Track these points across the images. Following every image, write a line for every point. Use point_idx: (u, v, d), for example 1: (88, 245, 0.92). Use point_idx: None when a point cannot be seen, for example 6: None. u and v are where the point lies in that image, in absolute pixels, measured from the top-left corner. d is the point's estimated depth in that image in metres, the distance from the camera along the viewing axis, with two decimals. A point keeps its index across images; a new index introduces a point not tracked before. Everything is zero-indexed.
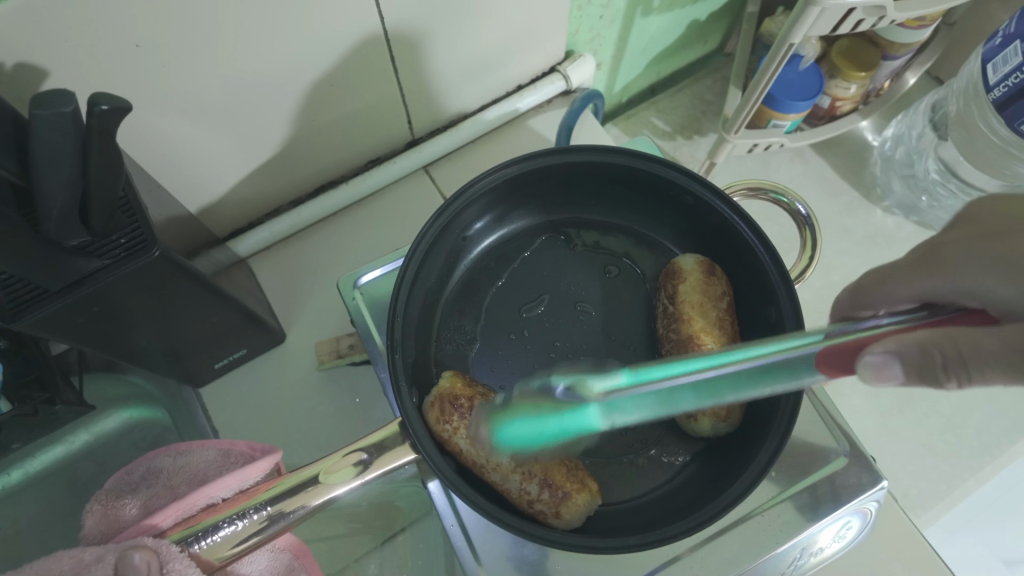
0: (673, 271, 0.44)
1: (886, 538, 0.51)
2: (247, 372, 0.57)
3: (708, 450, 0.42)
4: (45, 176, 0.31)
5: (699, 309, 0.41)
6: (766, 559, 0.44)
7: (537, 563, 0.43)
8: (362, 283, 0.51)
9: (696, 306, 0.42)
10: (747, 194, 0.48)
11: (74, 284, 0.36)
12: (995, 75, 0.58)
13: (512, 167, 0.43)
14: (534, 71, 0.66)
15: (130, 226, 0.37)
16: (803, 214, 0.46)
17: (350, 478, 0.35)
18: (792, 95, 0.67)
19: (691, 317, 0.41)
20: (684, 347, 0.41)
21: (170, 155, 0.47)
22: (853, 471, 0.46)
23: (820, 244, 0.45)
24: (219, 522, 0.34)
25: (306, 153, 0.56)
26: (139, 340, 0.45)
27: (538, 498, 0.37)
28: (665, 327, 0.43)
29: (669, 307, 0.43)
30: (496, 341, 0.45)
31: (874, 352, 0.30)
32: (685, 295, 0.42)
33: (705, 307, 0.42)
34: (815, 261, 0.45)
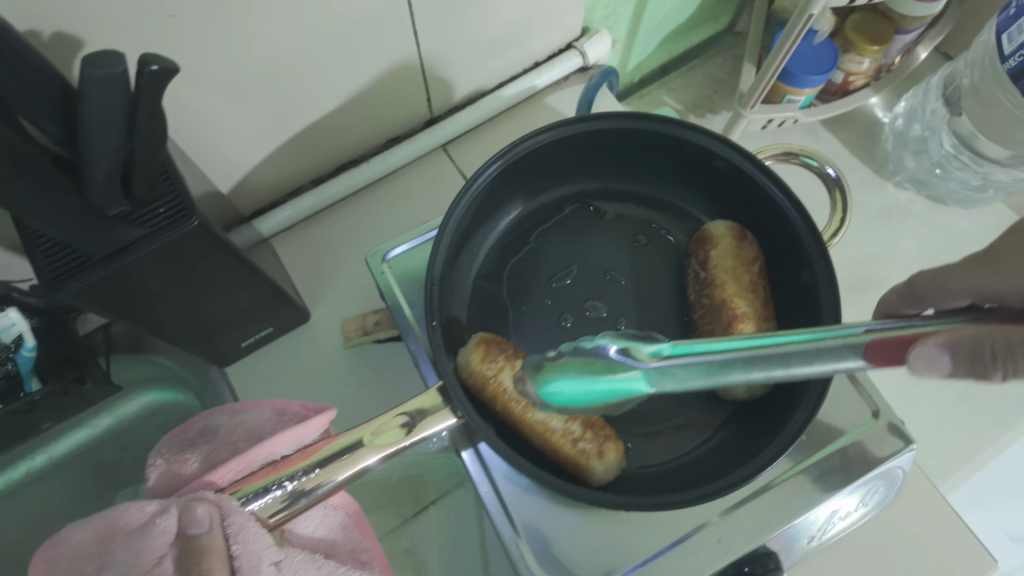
0: (704, 237, 0.45)
1: (913, 502, 0.52)
2: (273, 351, 0.57)
3: (739, 412, 0.42)
4: (93, 140, 0.31)
5: (732, 265, 0.42)
6: (796, 523, 0.44)
7: (575, 529, 0.44)
8: (390, 257, 0.51)
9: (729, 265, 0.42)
10: (778, 158, 0.49)
11: (115, 253, 0.36)
12: (1010, 45, 0.59)
13: (543, 135, 0.43)
14: (550, 48, 0.66)
15: (168, 195, 0.37)
16: (833, 177, 0.47)
17: (399, 440, 0.36)
18: (808, 70, 0.67)
19: (724, 281, 0.42)
20: (716, 310, 0.41)
21: (199, 131, 0.47)
22: (882, 433, 0.46)
23: (849, 205, 0.47)
24: (268, 486, 0.34)
25: (327, 131, 0.56)
26: (172, 313, 0.44)
27: (582, 436, 0.37)
28: (697, 293, 0.44)
29: (700, 273, 0.44)
30: (529, 309, 0.46)
31: (927, 345, 0.29)
32: (718, 259, 0.43)
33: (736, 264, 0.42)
34: (847, 222, 0.46)
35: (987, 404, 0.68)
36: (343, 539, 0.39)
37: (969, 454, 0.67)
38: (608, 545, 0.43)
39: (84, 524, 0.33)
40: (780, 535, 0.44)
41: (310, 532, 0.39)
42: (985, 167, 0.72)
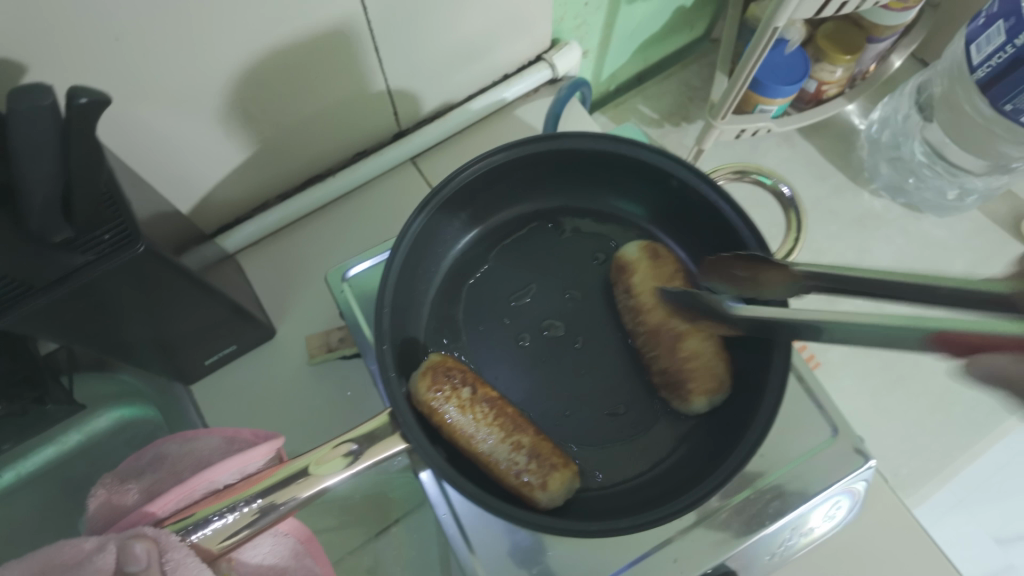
0: (621, 265, 0.45)
1: (879, 517, 0.52)
2: (239, 367, 0.57)
3: (695, 435, 0.42)
4: (26, 168, 0.30)
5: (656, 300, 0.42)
6: (754, 542, 0.44)
7: (530, 550, 0.44)
8: (350, 275, 0.50)
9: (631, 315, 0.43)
10: (730, 179, 0.49)
11: (59, 280, 0.36)
12: (979, 55, 0.59)
13: (497, 155, 0.43)
14: (519, 60, 0.65)
15: (114, 221, 0.37)
16: (788, 197, 0.46)
17: (339, 469, 0.36)
18: (779, 80, 0.67)
19: (654, 305, 0.42)
20: (652, 338, 0.41)
21: (155, 151, 0.47)
22: (842, 450, 0.46)
23: (805, 226, 0.46)
24: (210, 515, 0.34)
25: (288, 148, 0.56)
26: (126, 336, 0.44)
27: (527, 468, 0.37)
28: (631, 321, 0.43)
29: (629, 302, 0.43)
30: (487, 329, 0.45)
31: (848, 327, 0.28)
32: (640, 285, 0.43)
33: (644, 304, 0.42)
34: (800, 242, 0.45)
35: (960, 413, 0.69)
36: (295, 566, 0.39)
37: (942, 464, 0.67)
38: (564, 565, 0.43)
39: (18, 565, 0.33)
40: (740, 553, 0.44)
41: (258, 561, 0.39)
42: (959, 176, 0.72)
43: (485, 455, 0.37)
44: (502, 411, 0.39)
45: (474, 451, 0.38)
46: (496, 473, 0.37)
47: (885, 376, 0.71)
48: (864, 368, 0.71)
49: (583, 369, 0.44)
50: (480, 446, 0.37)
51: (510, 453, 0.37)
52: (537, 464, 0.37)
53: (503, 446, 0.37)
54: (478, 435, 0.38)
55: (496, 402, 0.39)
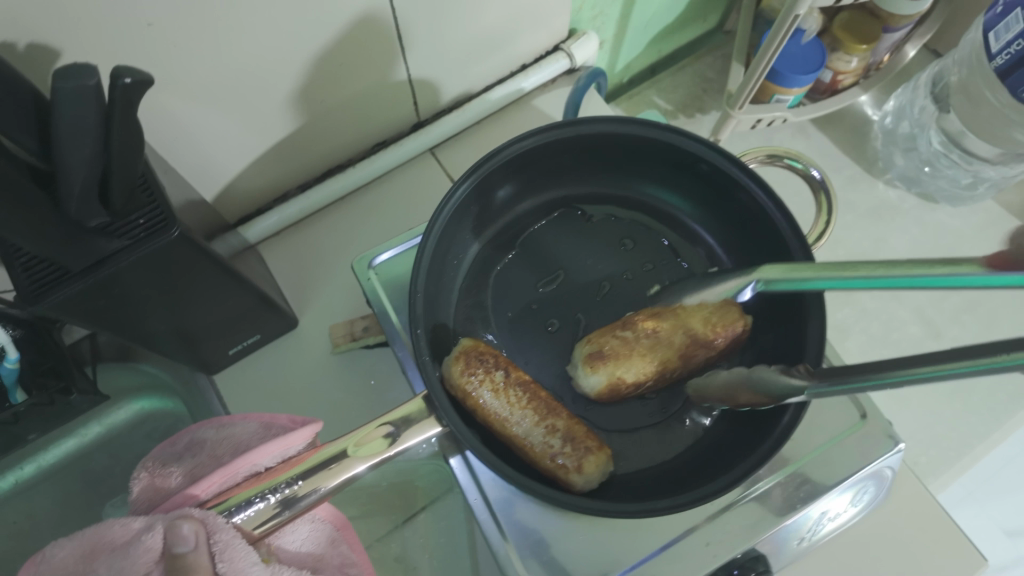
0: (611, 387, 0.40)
1: (904, 503, 0.52)
2: (261, 358, 0.57)
3: (726, 419, 0.42)
4: (68, 150, 0.30)
5: (638, 357, 0.41)
6: (785, 525, 0.44)
7: (560, 535, 0.43)
8: (376, 263, 0.51)
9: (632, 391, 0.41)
10: (763, 161, 0.49)
11: (94, 265, 0.36)
12: (997, 43, 0.59)
13: (527, 140, 0.43)
14: (537, 50, 0.65)
15: (148, 207, 0.37)
16: (818, 179, 0.46)
17: (382, 450, 0.36)
18: (796, 69, 0.67)
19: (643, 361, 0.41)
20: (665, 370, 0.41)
21: (181, 140, 0.47)
22: (870, 435, 0.46)
23: (835, 208, 0.46)
24: (251, 498, 0.34)
25: (310, 137, 0.56)
26: (157, 322, 0.44)
27: (562, 451, 0.37)
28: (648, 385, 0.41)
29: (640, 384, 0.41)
30: (516, 315, 0.45)
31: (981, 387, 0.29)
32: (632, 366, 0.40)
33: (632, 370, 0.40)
34: (831, 225, 0.45)
35: (978, 402, 0.69)
36: (331, 553, 0.39)
37: (961, 452, 0.67)
38: (596, 550, 0.43)
39: (68, 543, 0.33)
40: (771, 537, 0.44)
41: (296, 547, 0.39)
42: (975, 164, 0.72)
43: (519, 437, 0.38)
44: (536, 395, 0.39)
45: (509, 434, 0.38)
46: (531, 457, 0.37)
47: (902, 365, 0.71)
48: (881, 357, 0.71)
49: None
50: (515, 431, 0.38)
51: (546, 438, 0.37)
52: (574, 446, 0.37)
53: (539, 429, 0.38)
54: (512, 417, 0.38)
55: (529, 386, 0.39)
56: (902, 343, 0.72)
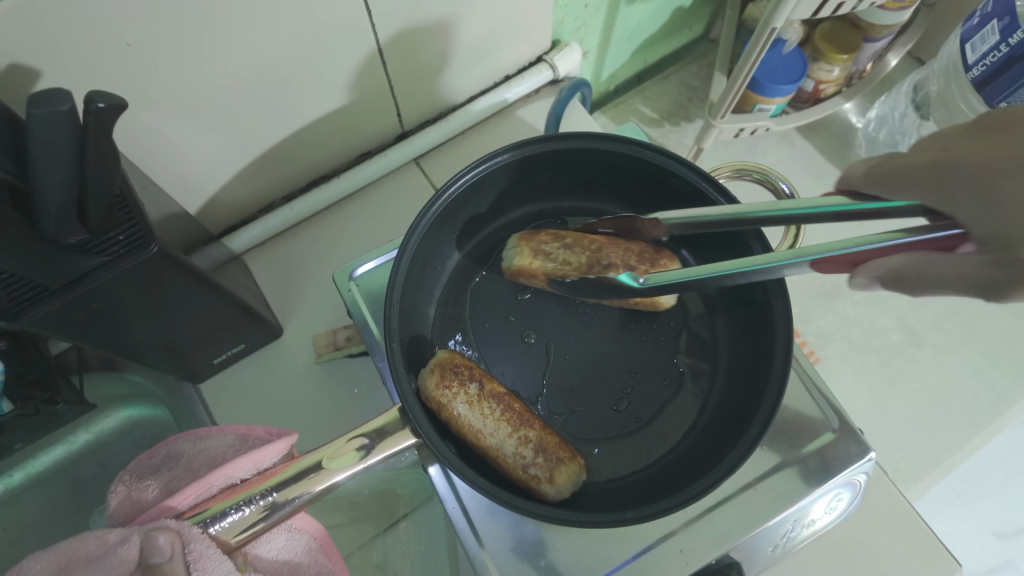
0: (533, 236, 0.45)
1: (880, 510, 0.53)
2: (246, 367, 0.58)
3: (698, 429, 0.43)
4: (43, 173, 0.31)
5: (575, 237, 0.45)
6: (757, 532, 0.45)
7: (537, 543, 0.44)
8: (357, 275, 0.51)
9: (547, 236, 0.45)
10: (732, 176, 0.50)
11: (73, 281, 0.36)
12: (973, 54, 0.60)
13: (502, 155, 0.43)
14: (520, 61, 0.66)
15: (127, 224, 0.37)
16: (788, 193, 0.47)
17: (354, 463, 0.36)
18: (776, 79, 0.68)
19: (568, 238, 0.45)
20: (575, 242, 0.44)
21: (164, 154, 0.48)
22: (842, 444, 0.47)
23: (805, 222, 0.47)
24: (227, 509, 0.35)
25: (293, 150, 0.56)
26: (139, 335, 0.45)
27: (534, 461, 0.38)
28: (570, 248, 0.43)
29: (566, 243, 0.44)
30: (492, 327, 0.46)
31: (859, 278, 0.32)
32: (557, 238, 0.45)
33: (558, 235, 0.45)
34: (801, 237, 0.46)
35: (959, 408, 0.70)
36: (308, 562, 0.40)
37: (941, 457, 0.68)
38: (571, 557, 0.44)
39: (42, 555, 0.33)
40: (744, 544, 0.45)
41: (273, 556, 0.39)
42: None
43: (492, 448, 0.38)
44: (509, 407, 0.39)
45: (482, 446, 0.38)
46: (503, 468, 0.38)
47: (884, 372, 0.72)
48: (863, 364, 0.72)
49: (588, 365, 0.45)
50: (487, 442, 0.38)
51: (519, 449, 0.38)
52: (545, 455, 0.38)
53: (511, 439, 0.38)
54: (484, 428, 0.38)
55: (502, 398, 0.40)
56: (884, 350, 0.72)
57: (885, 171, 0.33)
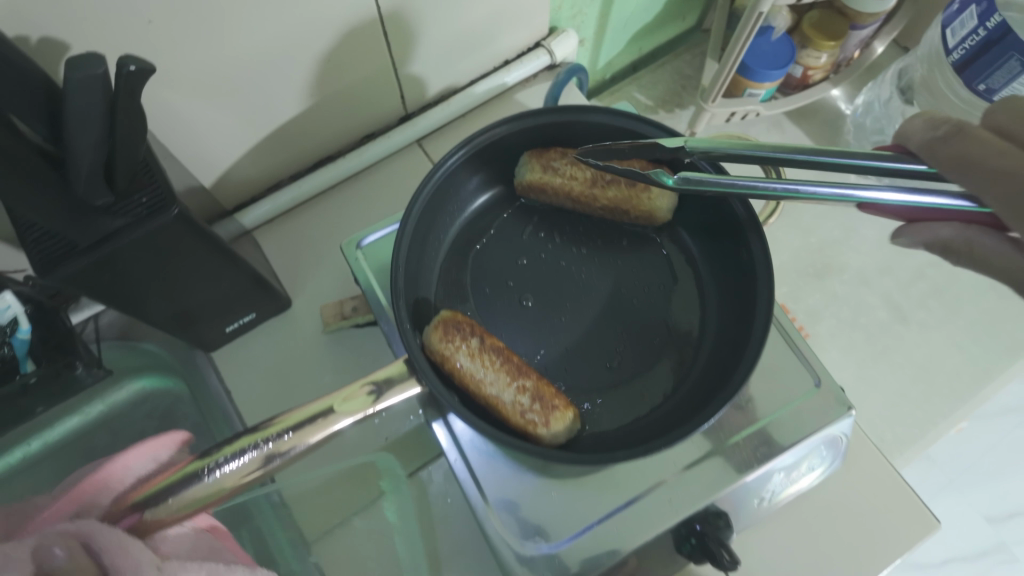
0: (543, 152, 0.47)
1: (861, 470, 0.55)
2: (256, 337, 0.61)
3: (687, 385, 0.45)
4: (75, 137, 0.34)
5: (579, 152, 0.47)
6: (741, 483, 0.47)
7: (533, 491, 0.47)
8: (364, 244, 0.54)
9: (555, 151, 0.47)
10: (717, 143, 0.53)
11: (100, 241, 0.39)
12: (953, 39, 0.63)
13: (499, 127, 0.46)
14: (519, 46, 0.69)
15: (150, 187, 0.40)
16: None
17: (366, 407, 0.39)
18: (766, 65, 0.70)
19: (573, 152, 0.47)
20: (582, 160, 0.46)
21: (180, 129, 0.50)
22: (824, 399, 0.49)
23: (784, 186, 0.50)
24: (244, 448, 0.37)
25: (302, 129, 0.59)
26: (158, 299, 0.47)
27: (531, 407, 0.40)
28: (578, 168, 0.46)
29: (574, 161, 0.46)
30: (491, 290, 0.49)
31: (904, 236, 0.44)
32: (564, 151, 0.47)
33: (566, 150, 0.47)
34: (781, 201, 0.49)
35: (944, 381, 0.72)
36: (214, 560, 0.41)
37: (926, 429, 0.70)
38: (566, 506, 0.46)
39: None
40: (728, 495, 0.47)
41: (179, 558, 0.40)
42: None
43: (491, 397, 0.41)
44: (508, 360, 0.42)
45: (483, 395, 0.41)
46: (502, 415, 0.41)
47: (871, 348, 0.74)
48: (851, 341, 0.74)
49: (582, 326, 0.47)
50: (488, 392, 0.41)
51: (518, 398, 0.40)
52: (541, 402, 0.41)
53: (510, 387, 0.41)
54: (484, 376, 0.41)
55: (502, 351, 0.42)
56: (872, 327, 0.75)
57: (956, 155, 0.38)
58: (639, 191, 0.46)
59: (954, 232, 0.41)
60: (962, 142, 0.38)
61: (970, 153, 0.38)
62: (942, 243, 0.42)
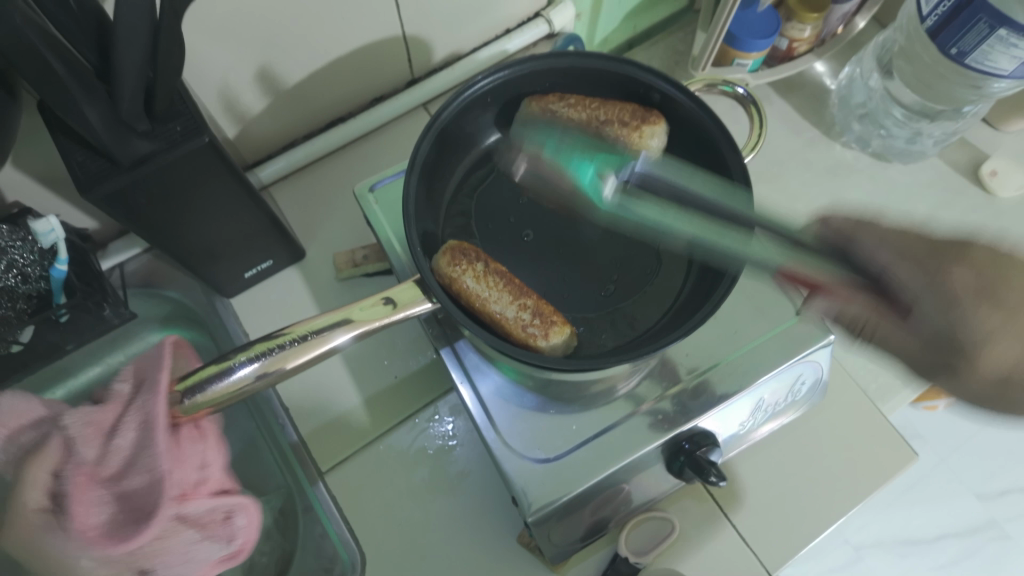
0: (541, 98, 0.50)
1: (842, 403, 0.58)
2: (272, 284, 0.64)
3: (675, 308, 0.48)
4: (123, 58, 0.37)
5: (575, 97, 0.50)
6: (728, 400, 0.50)
7: (533, 408, 0.51)
8: (377, 188, 0.57)
9: (553, 96, 0.50)
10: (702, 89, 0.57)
11: (139, 163, 0.42)
12: (927, 7, 0.67)
13: (501, 72, 0.49)
14: (519, 16, 0.73)
15: (184, 116, 0.44)
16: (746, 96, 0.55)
17: (383, 315, 0.42)
18: (753, 35, 0.75)
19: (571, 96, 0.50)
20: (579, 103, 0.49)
21: (208, 80, 0.54)
22: (805, 325, 0.53)
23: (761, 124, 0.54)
24: (270, 348, 0.39)
25: (317, 89, 0.63)
26: (186, 232, 0.51)
27: (531, 322, 0.44)
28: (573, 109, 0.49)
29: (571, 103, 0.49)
30: (492, 226, 0.52)
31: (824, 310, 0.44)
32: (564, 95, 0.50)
33: (564, 95, 0.50)
34: (763, 137, 0.53)
35: None
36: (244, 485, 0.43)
37: None
38: (563, 425, 0.50)
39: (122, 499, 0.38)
40: (713, 415, 0.50)
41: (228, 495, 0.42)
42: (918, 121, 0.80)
43: (495, 315, 0.44)
44: (510, 282, 0.45)
45: (487, 312, 0.44)
46: (505, 330, 0.44)
47: None
48: None
49: (577, 258, 0.51)
50: (491, 311, 0.44)
51: (520, 316, 0.44)
52: (540, 319, 0.44)
53: (513, 305, 0.44)
54: (488, 293, 0.44)
55: (504, 275, 0.46)
56: None
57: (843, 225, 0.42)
58: (630, 130, 0.48)
59: (866, 309, 0.41)
60: (862, 232, 0.41)
61: (857, 236, 0.41)
62: (846, 321, 0.43)
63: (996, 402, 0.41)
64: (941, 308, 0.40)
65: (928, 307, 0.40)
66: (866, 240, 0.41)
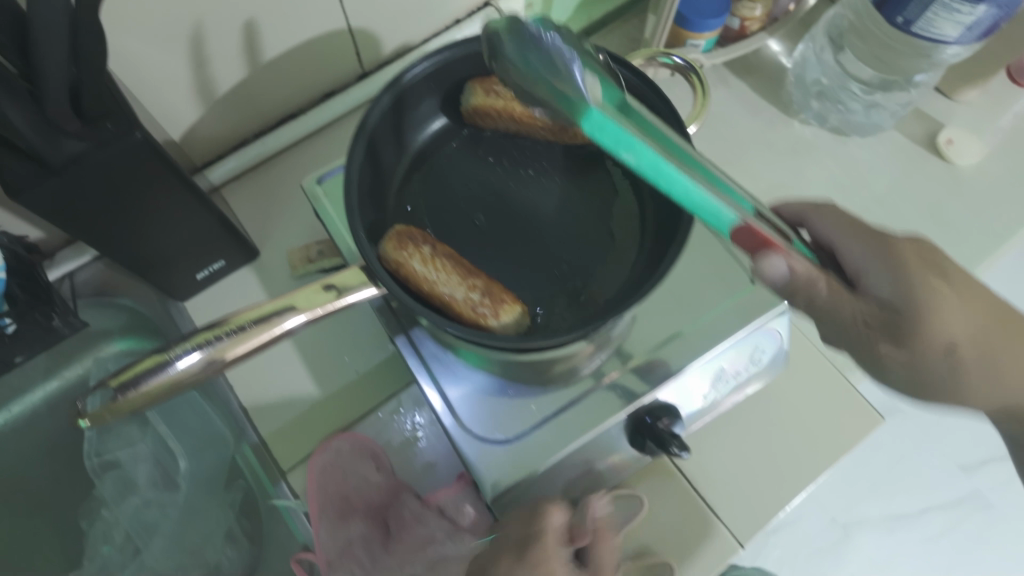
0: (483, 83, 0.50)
1: (805, 373, 0.58)
2: (226, 287, 0.63)
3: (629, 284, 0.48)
4: (42, 57, 0.36)
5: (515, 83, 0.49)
6: (684, 373, 0.50)
7: (493, 394, 0.50)
8: (324, 180, 0.57)
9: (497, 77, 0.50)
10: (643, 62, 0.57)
11: (70, 163, 0.41)
12: None
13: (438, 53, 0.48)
14: (468, 6, 0.72)
15: (115, 113, 0.42)
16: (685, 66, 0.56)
17: (326, 302, 0.41)
18: (703, 15, 0.75)
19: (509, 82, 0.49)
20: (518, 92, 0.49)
21: (147, 80, 0.53)
22: (760, 294, 0.52)
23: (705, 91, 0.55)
24: (210, 338, 0.38)
25: (263, 87, 0.62)
26: (130, 235, 0.50)
27: (482, 302, 0.43)
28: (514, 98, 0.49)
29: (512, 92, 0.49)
30: (441, 212, 0.51)
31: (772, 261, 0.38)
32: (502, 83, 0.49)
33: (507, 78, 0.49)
34: (706, 107, 0.54)
35: None
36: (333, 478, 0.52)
37: None
38: (523, 408, 0.49)
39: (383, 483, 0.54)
40: (671, 388, 0.50)
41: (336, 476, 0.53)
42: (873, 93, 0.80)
43: (445, 298, 0.43)
44: (458, 264, 0.45)
45: (437, 296, 0.43)
46: (454, 312, 0.43)
47: None
48: None
49: (528, 238, 0.50)
50: (440, 294, 0.43)
51: (471, 297, 0.43)
52: (491, 299, 0.43)
53: (463, 286, 0.43)
54: (436, 276, 0.43)
55: (453, 257, 0.45)
56: None
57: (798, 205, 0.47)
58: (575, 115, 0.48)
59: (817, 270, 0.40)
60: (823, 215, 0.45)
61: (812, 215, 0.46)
62: (795, 284, 0.40)
63: (926, 382, 0.44)
64: (890, 281, 0.42)
65: (880, 278, 0.42)
66: (818, 220, 0.46)
